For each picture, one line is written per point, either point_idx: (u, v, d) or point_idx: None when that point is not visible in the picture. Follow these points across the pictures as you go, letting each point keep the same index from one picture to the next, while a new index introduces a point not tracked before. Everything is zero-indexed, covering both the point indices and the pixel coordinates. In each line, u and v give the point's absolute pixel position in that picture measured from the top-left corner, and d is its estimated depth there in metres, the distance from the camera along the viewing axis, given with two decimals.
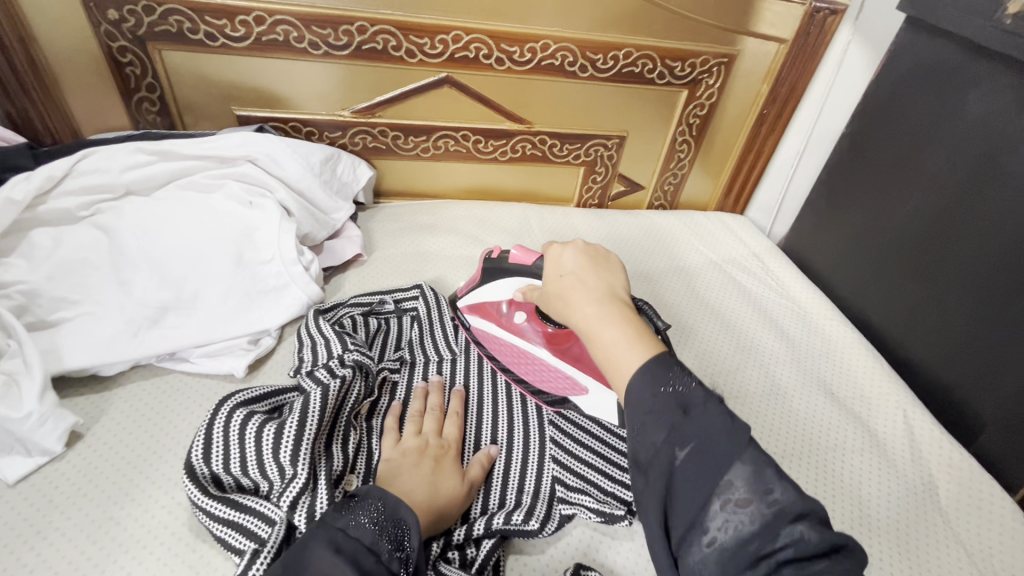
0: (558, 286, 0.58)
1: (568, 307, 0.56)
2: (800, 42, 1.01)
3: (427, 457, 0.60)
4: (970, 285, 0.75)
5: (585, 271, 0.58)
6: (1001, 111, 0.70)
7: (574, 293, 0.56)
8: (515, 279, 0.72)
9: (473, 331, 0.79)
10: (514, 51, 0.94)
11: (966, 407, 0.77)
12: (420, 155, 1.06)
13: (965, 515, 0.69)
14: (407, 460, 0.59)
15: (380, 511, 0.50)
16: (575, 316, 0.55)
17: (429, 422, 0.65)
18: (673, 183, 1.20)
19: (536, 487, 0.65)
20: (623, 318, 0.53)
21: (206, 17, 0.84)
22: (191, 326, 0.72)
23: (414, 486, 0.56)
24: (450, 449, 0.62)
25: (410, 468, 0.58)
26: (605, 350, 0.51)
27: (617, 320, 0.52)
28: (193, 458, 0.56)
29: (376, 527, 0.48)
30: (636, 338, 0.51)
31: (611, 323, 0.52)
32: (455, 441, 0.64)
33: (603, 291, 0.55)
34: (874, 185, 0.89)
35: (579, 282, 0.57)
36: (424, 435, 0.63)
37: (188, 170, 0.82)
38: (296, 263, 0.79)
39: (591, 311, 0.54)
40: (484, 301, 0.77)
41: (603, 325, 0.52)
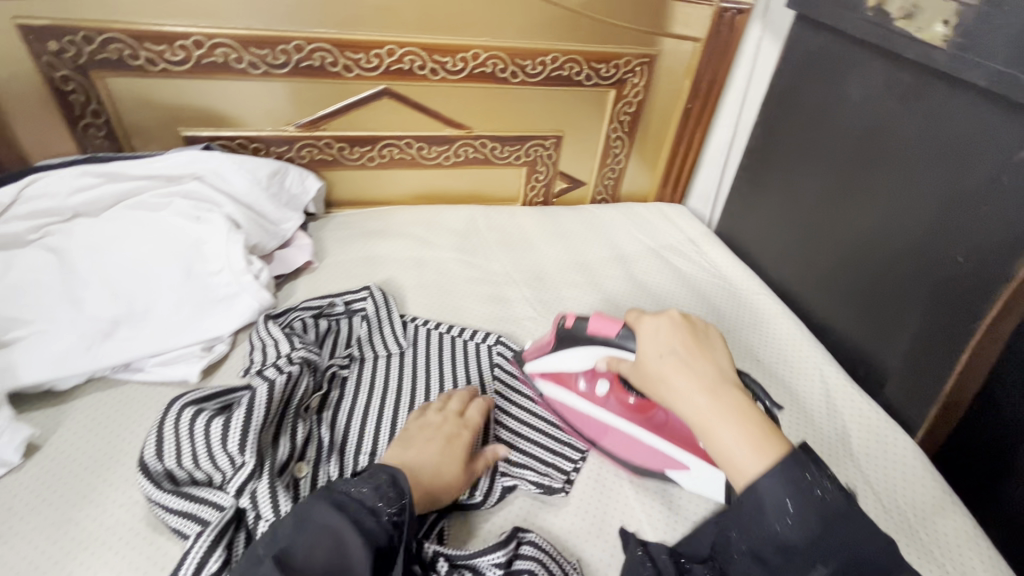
0: (661, 369, 0.60)
1: (675, 400, 0.58)
2: (714, 39, 1.09)
3: (441, 433, 0.65)
4: (867, 251, 0.83)
5: (690, 354, 0.60)
6: (876, 95, 0.78)
7: (677, 379, 0.58)
8: (599, 347, 0.71)
9: (549, 400, 0.77)
10: (446, 62, 1.00)
11: (873, 363, 0.84)
12: (367, 164, 1.11)
13: (872, 459, 0.76)
14: (423, 441, 0.63)
15: (380, 481, 0.55)
16: (684, 408, 0.57)
17: (456, 402, 0.69)
18: (613, 177, 1.27)
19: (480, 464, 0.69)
20: (737, 411, 0.55)
21: (145, 44, 0.88)
22: (144, 337, 0.76)
23: (422, 463, 0.61)
24: (467, 428, 0.66)
25: (423, 448, 0.62)
26: (727, 450, 0.54)
27: (731, 417, 0.55)
28: (146, 455, 0.60)
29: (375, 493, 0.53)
30: (754, 440, 0.53)
31: (728, 421, 0.54)
32: (473, 424, 0.67)
33: (707, 378, 0.58)
34: (786, 168, 0.97)
35: (684, 368, 0.59)
36: (445, 412, 0.68)
37: (137, 191, 0.86)
38: (245, 272, 0.83)
39: (702, 406, 0.56)
40: (561, 371, 0.75)
41: (721, 421, 0.55)
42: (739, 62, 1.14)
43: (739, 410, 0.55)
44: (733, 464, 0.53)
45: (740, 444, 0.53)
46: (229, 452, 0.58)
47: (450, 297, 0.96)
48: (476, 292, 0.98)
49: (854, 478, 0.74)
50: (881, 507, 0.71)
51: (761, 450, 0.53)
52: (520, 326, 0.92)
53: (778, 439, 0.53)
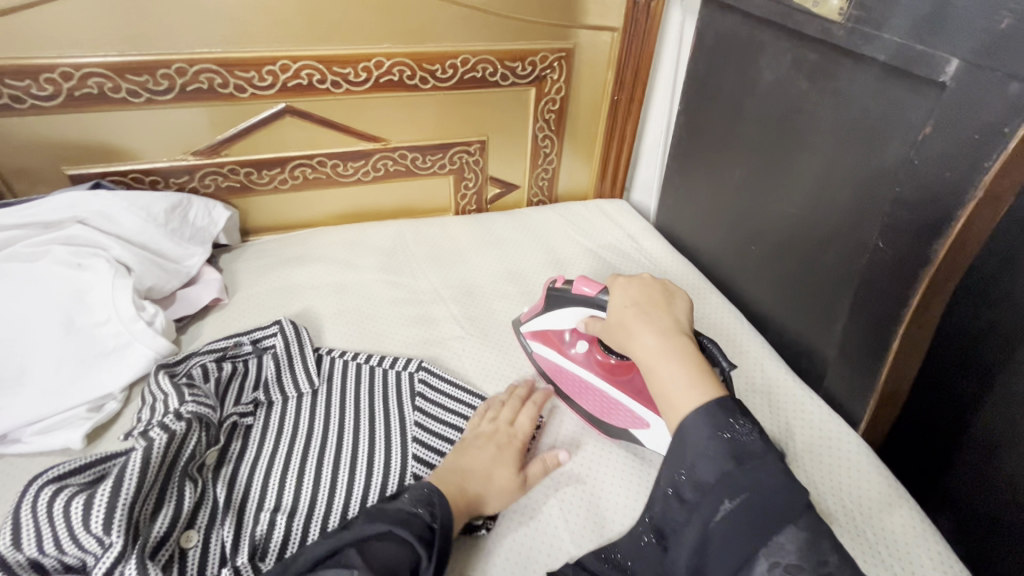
0: (623, 319, 0.63)
1: (631, 339, 0.61)
2: (631, 29, 1.04)
3: (492, 442, 0.67)
4: (794, 238, 0.79)
5: (650, 307, 0.63)
6: (786, 75, 0.74)
7: (637, 322, 0.62)
8: (579, 309, 0.73)
9: (535, 357, 0.81)
10: (348, 73, 0.94)
11: (812, 353, 0.81)
12: (279, 187, 1.04)
13: (819, 462, 0.71)
14: (480, 450, 0.65)
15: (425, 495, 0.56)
16: (637, 347, 0.60)
17: (507, 410, 0.71)
18: (547, 178, 1.22)
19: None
20: (684, 352, 0.57)
21: (6, 80, 0.81)
22: (19, 404, 0.69)
23: (474, 466, 0.63)
24: (518, 437, 0.68)
25: (480, 456, 0.64)
26: (667, 384, 0.56)
27: (676, 356, 0.57)
28: (0, 548, 0.52)
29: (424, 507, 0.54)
30: (692, 377, 0.55)
31: (670, 359, 0.57)
32: (524, 433, 0.69)
33: (665, 322, 0.61)
34: (710, 156, 0.94)
35: (643, 316, 0.62)
36: (498, 422, 0.69)
37: (9, 241, 0.79)
38: (136, 320, 0.77)
39: (651, 345, 0.59)
40: (548, 329, 0.79)
41: (664, 359, 0.57)
42: (663, 51, 1.11)
43: (688, 354, 0.57)
44: (668, 397, 0.55)
45: (679, 378, 0.55)
46: (94, 534, 0.52)
47: (372, 323, 0.90)
48: (400, 314, 0.92)
49: None
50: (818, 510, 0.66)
51: (699, 385, 0.54)
52: (447, 347, 0.86)
53: (713, 382, 0.55)
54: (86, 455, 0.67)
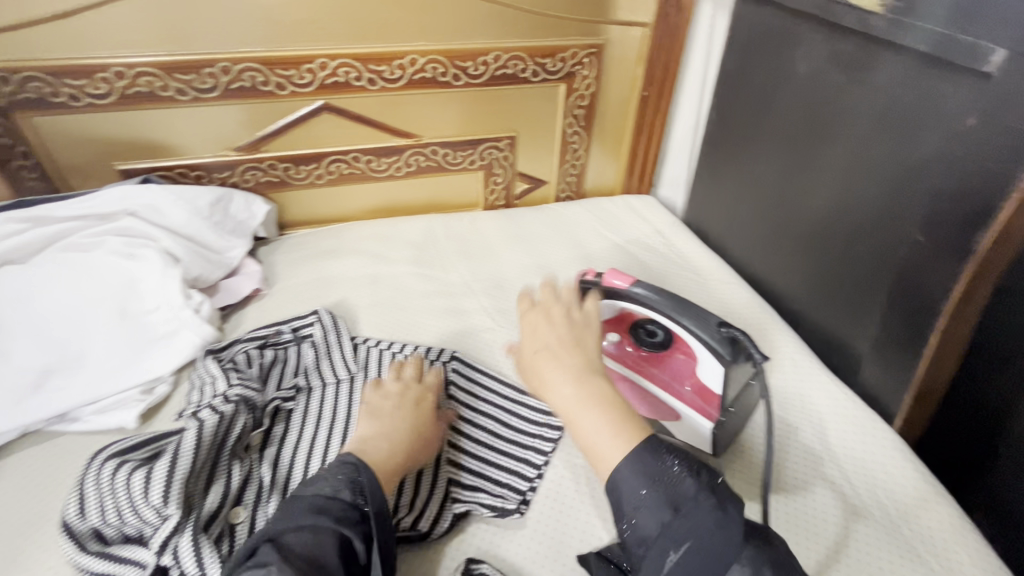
0: (534, 363, 0.59)
1: (546, 389, 0.57)
2: (662, 24, 1.05)
3: (406, 398, 0.68)
4: (827, 232, 0.79)
5: (560, 347, 0.59)
6: (821, 67, 0.74)
7: (551, 368, 0.57)
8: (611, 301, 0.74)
9: None
10: (382, 70, 0.97)
11: (846, 348, 0.80)
12: (315, 182, 1.08)
13: (863, 466, 0.70)
14: (396, 408, 0.66)
15: (347, 476, 0.54)
16: (552, 398, 0.56)
17: (411, 369, 0.72)
18: (575, 173, 1.23)
19: (431, 491, 0.65)
20: (604, 402, 0.54)
21: (65, 80, 0.85)
22: (77, 385, 0.73)
23: (389, 429, 0.63)
24: (429, 390, 0.71)
25: (397, 412, 0.65)
26: (590, 438, 0.52)
27: (594, 405, 0.53)
28: (69, 515, 0.57)
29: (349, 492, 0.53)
30: (614, 429, 0.52)
31: (589, 409, 0.53)
32: (434, 386, 0.71)
33: (580, 367, 0.57)
34: (742, 151, 0.94)
35: (554, 360, 0.58)
36: (405, 379, 0.71)
37: (67, 232, 0.83)
38: (184, 307, 0.80)
39: (567, 395, 0.55)
40: None
41: (583, 411, 0.53)
42: (692, 46, 1.10)
43: (606, 402, 0.54)
44: (594, 453, 0.52)
45: (603, 433, 0.52)
46: (153, 505, 0.55)
47: (404, 314, 0.92)
48: (431, 306, 0.94)
49: (824, 478, 0.69)
50: (851, 506, 0.66)
51: (620, 435, 0.51)
52: (477, 338, 0.88)
53: (636, 430, 0.52)
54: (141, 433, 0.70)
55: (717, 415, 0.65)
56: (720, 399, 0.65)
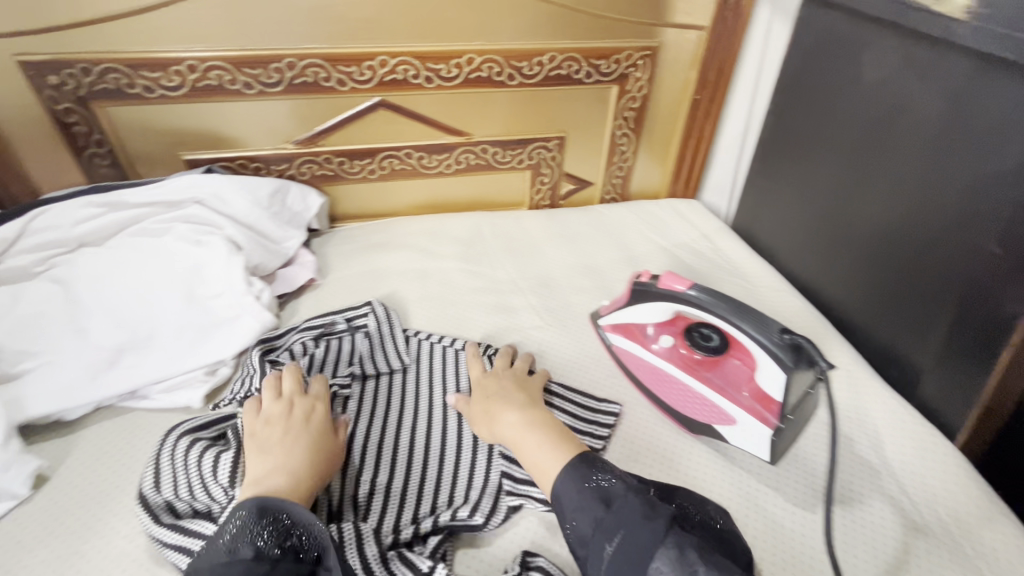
0: (485, 404, 0.67)
1: (495, 425, 0.64)
2: (719, 27, 1.04)
3: (294, 418, 0.63)
4: (891, 241, 0.77)
5: (509, 388, 0.69)
6: (892, 74, 0.74)
7: (499, 407, 0.66)
8: (666, 303, 0.75)
9: (615, 349, 0.82)
10: (440, 69, 0.98)
11: (904, 361, 0.79)
12: (368, 177, 1.10)
13: (925, 479, 0.69)
14: (285, 432, 0.61)
15: (275, 512, 0.51)
16: (500, 433, 0.63)
17: (290, 383, 0.67)
18: (621, 175, 1.23)
19: (484, 484, 0.65)
20: (542, 425, 0.62)
21: (141, 72, 0.89)
22: (146, 364, 0.76)
23: (276, 458, 0.58)
24: (319, 401, 0.67)
25: (288, 437, 0.60)
26: (533, 458, 0.58)
27: (532, 430, 0.61)
28: (146, 488, 0.60)
29: (283, 530, 0.50)
30: (552, 443, 0.59)
31: (531, 433, 0.61)
32: (323, 396, 0.68)
33: (522, 402, 0.66)
34: (801, 157, 0.93)
35: (504, 400, 0.67)
36: (287, 395, 0.66)
37: (138, 218, 0.87)
38: (245, 293, 0.83)
39: (512, 421, 0.63)
40: (631, 322, 0.81)
41: (526, 434, 0.61)
42: (747, 49, 1.09)
43: (546, 426, 0.62)
44: (538, 471, 0.57)
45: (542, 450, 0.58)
46: (224, 483, 0.58)
47: (453, 309, 0.94)
48: (479, 302, 0.95)
49: (882, 491, 0.68)
50: (910, 521, 0.65)
51: (557, 448, 0.58)
52: (526, 335, 0.89)
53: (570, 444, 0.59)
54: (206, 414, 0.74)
55: (775, 421, 0.65)
56: (779, 405, 0.66)
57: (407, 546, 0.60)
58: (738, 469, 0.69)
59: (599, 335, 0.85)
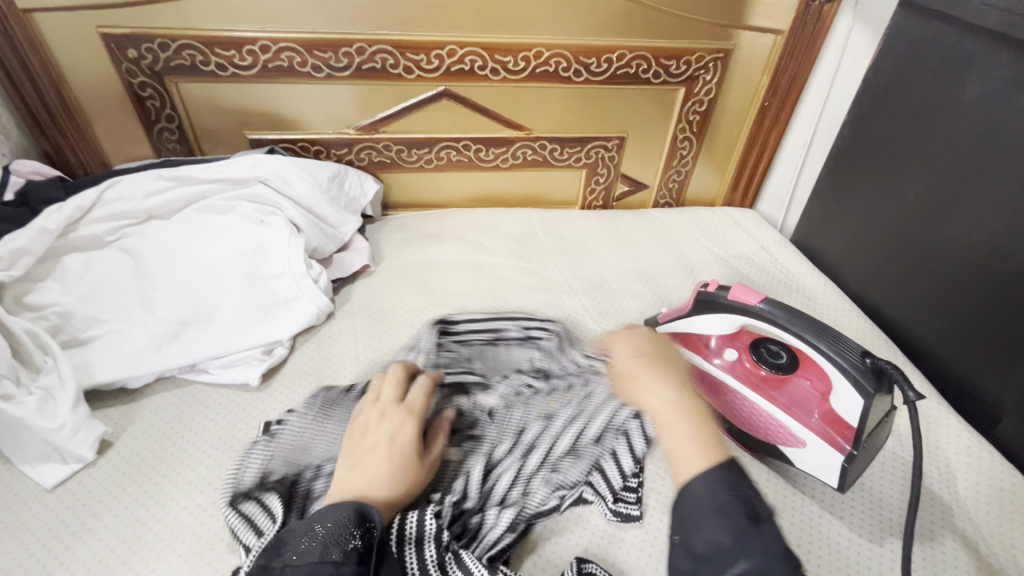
0: (625, 371, 0.59)
1: (638, 393, 0.56)
2: (798, 32, 1.00)
3: (382, 431, 0.58)
4: (979, 268, 0.74)
5: (651, 357, 0.59)
6: (998, 91, 0.70)
7: (651, 374, 0.56)
8: (734, 316, 0.72)
9: None
10: (508, 61, 0.97)
11: (982, 394, 0.75)
12: (424, 167, 1.10)
13: (1006, 520, 0.64)
14: (368, 449, 0.56)
15: (346, 515, 0.48)
16: (643, 404, 0.55)
17: (388, 388, 0.63)
18: (678, 180, 1.20)
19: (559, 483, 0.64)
20: (696, 417, 0.52)
21: (216, 49, 0.90)
22: (208, 339, 0.77)
23: (349, 480, 0.53)
24: (411, 413, 0.60)
25: (369, 454, 0.55)
26: (675, 446, 0.50)
27: (684, 419, 0.51)
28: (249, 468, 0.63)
29: (348, 533, 0.47)
30: (702, 442, 0.49)
31: (682, 421, 0.51)
32: (417, 407, 0.61)
33: (676, 381, 0.56)
34: (881, 174, 0.90)
35: (651, 368, 0.57)
36: (381, 401, 0.61)
37: (205, 194, 0.88)
38: (305, 276, 0.83)
39: (657, 400, 0.54)
40: (693, 333, 0.77)
41: (676, 420, 0.51)
42: (824, 57, 1.04)
43: (693, 416, 0.52)
44: (672, 461, 0.49)
45: (685, 444, 0.49)
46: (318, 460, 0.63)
47: (505, 305, 0.93)
48: (532, 300, 0.94)
49: (955, 530, 0.64)
50: (984, 564, 0.61)
51: (709, 449, 0.48)
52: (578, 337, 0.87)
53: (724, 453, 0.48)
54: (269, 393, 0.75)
55: (848, 448, 0.62)
56: (854, 432, 0.62)
57: (481, 538, 0.58)
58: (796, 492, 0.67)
59: None
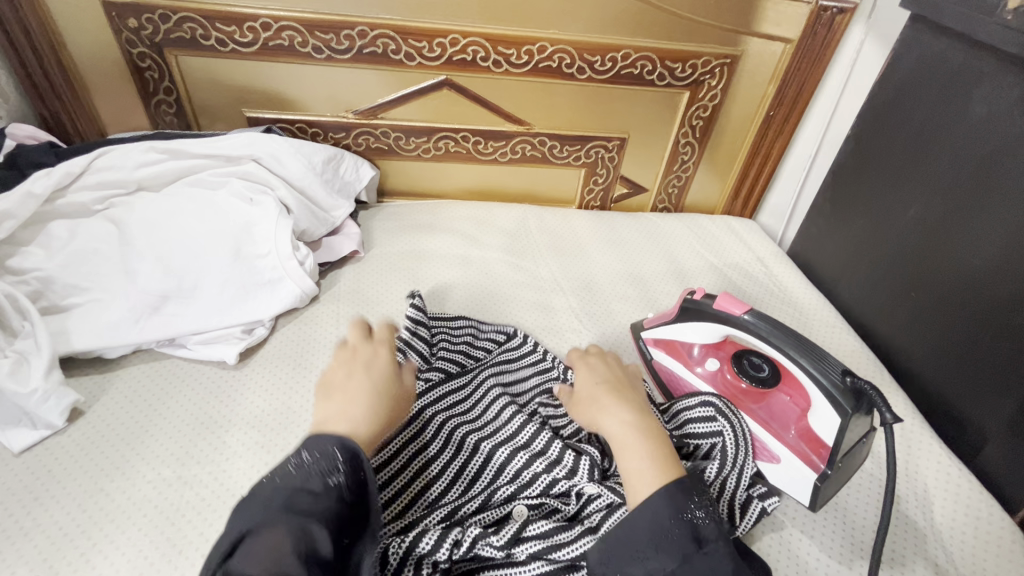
0: (592, 395, 0.61)
1: (599, 418, 0.59)
2: (807, 42, 0.99)
3: (357, 362, 0.59)
4: (971, 295, 0.73)
5: (612, 383, 0.63)
6: (1003, 113, 0.69)
7: (608, 398, 0.60)
8: (716, 325, 0.71)
9: (655, 364, 0.79)
10: (511, 53, 0.96)
11: (966, 421, 0.74)
12: (422, 156, 1.09)
13: (979, 549, 0.63)
14: (347, 377, 0.57)
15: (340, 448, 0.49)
16: (604, 426, 0.58)
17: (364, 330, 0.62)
18: (677, 186, 1.19)
19: (602, 524, 0.55)
20: (654, 434, 0.56)
21: (216, 24, 0.89)
22: (188, 313, 0.76)
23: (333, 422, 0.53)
24: (383, 346, 0.61)
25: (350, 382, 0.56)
26: (631, 466, 0.53)
27: (641, 437, 0.55)
28: (240, 482, 0.62)
29: (335, 468, 0.48)
30: (660, 459, 0.53)
31: (640, 439, 0.55)
32: (386, 339, 0.62)
33: (635, 403, 0.60)
34: (882, 190, 0.89)
35: (612, 392, 0.61)
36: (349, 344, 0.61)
37: (196, 169, 0.87)
38: (290, 258, 0.82)
39: (618, 425, 0.57)
40: (675, 340, 0.77)
41: (635, 438, 0.55)
42: (833, 70, 1.03)
43: (656, 436, 0.56)
44: (634, 480, 0.52)
45: (644, 462, 0.53)
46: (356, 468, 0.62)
47: (493, 301, 0.92)
48: (520, 297, 0.93)
49: (926, 557, 0.62)
50: None
51: (665, 469, 0.52)
52: (564, 338, 0.86)
53: (678, 472, 0.52)
54: (238, 384, 0.73)
55: (823, 466, 0.61)
56: (829, 451, 0.61)
57: (494, 566, 0.54)
58: (777, 516, 0.64)
59: (638, 347, 0.82)
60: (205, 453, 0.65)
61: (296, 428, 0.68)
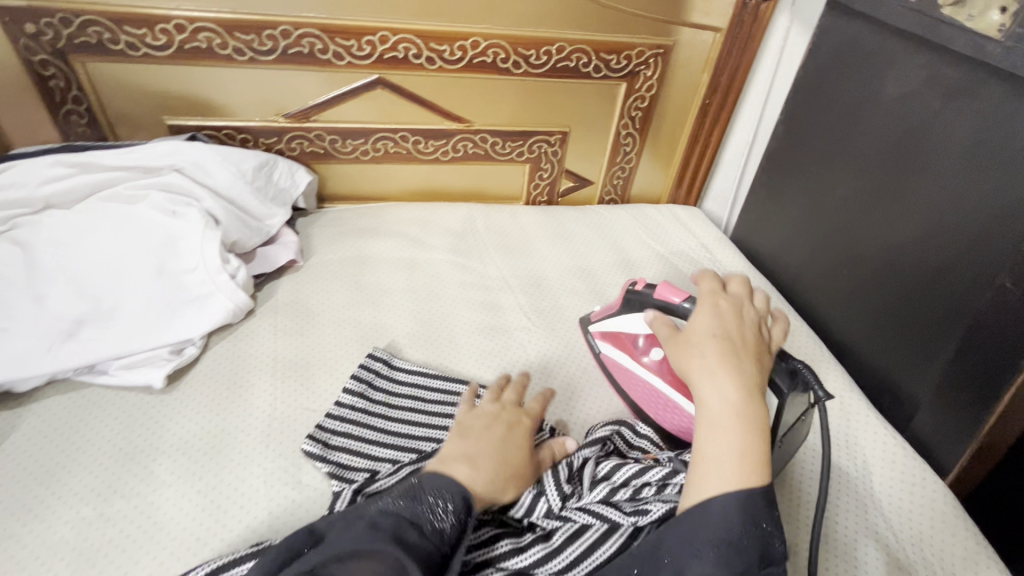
0: (703, 346, 0.56)
1: (700, 378, 0.54)
2: (735, 30, 1.01)
3: (501, 421, 0.61)
4: (899, 268, 0.75)
5: (736, 342, 0.57)
6: (915, 93, 0.72)
7: (730, 364, 0.54)
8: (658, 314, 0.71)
9: (603, 357, 0.79)
10: (444, 50, 0.94)
11: (900, 391, 0.77)
12: (360, 158, 1.05)
13: (917, 514, 0.66)
14: (487, 428, 0.59)
15: (456, 492, 0.50)
16: (704, 392, 0.53)
17: (512, 393, 0.66)
18: (623, 177, 1.19)
19: (555, 538, 0.54)
20: (754, 426, 0.50)
21: (125, 27, 0.84)
22: (107, 338, 0.72)
23: (477, 453, 0.55)
24: (527, 416, 0.63)
25: (489, 430, 0.58)
26: (714, 454, 0.49)
27: (742, 427, 0.50)
28: (171, 515, 0.59)
29: (445, 514, 0.48)
30: (747, 458, 0.48)
31: (739, 428, 0.50)
32: (535, 414, 0.64)
33: (746, 378, 0.53)
34: (813, 173, 0.91)
35: (726, 354, 0.55)
36: (502, 402, 0.64)
37: (112, 183, 0.82)
38: (219, 271, 0.78)
39: (725, 397, 0.52)
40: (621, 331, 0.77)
41: (733, 424, 0.50)
42: (762, 58, 1.05)
43: (755, 427, 0.50)
44: (710, 466, 0.49)
45: (729, 454, 0.48)
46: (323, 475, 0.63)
47: (438, 304, 0.90)
48: (466, 298, 0.91)
49: (868, 527, 0.64)
50: (893, 559, 0.61)
51: (749, 472, 0.48)
52: (512, 336, 0.85)
53: (760, 478, 0.48)
54: (166, 409, 0.69)
55: None
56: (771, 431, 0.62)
57: None
58: None
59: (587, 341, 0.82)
60: (131, 486, 0.61)
61: (232, 452, 0.65)
